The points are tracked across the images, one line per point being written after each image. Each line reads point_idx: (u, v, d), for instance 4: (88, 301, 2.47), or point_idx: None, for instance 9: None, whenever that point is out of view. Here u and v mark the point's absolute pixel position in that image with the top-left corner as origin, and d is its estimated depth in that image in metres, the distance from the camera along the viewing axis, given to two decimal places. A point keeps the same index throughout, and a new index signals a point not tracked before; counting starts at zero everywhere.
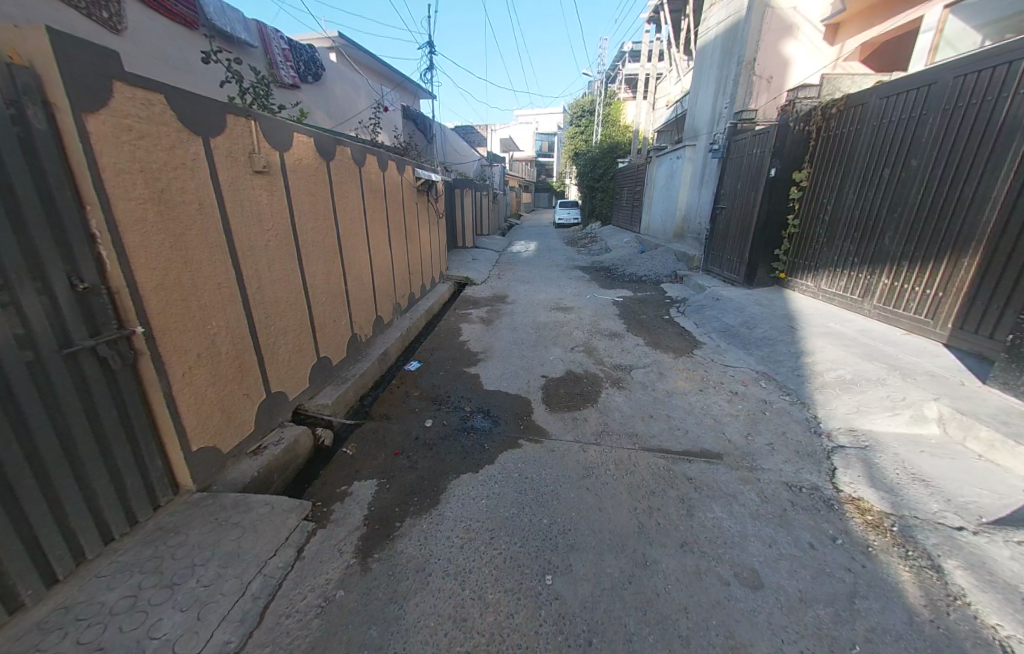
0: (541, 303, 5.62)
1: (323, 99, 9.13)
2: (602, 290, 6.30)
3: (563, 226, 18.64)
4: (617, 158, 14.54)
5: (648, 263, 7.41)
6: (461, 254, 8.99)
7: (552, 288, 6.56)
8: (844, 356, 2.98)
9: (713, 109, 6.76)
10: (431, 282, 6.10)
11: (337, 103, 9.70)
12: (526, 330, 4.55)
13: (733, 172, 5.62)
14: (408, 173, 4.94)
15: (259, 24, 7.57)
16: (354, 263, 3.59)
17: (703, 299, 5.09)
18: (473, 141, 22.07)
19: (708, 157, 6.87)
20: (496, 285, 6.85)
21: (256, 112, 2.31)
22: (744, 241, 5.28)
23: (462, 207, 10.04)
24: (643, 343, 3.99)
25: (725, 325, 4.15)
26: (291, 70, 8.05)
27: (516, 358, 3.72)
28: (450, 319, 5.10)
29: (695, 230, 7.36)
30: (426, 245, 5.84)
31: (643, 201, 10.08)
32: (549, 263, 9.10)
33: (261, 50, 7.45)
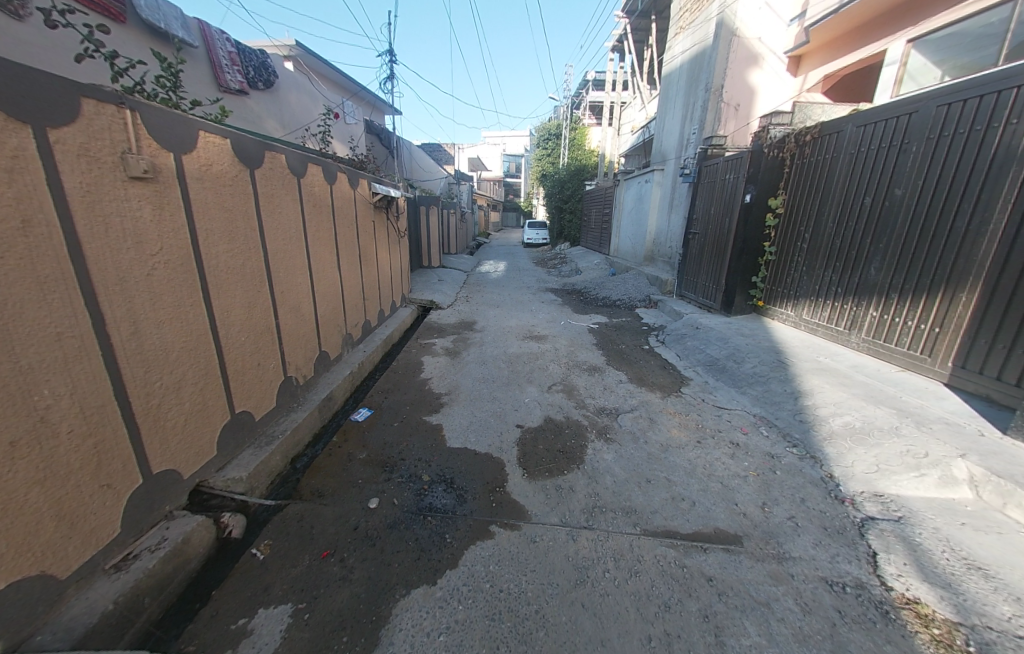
0: (512, 331, 5.17)
1: (275, 107, 8.45)
2: (575, 315, 5.98)
3: (532, 246, 18.57)
4: (584, 180, 14.70)
5: (621, 287, 7.21)
6: (426, 275, 8.44)
7: (523, 312, 6.15)
8: (847, 399, 2.73)
9: (681, 133, 6.79)
10: (390, 307, 5.51)
11: (291, 113, 9.04)
12: (495, 363, 4.06)
13: (705, 197, 5.54)
14: (362, 187, 4.41)
15: (201, 23, 6.89)
16: (289, 290, 2.98)
17: (681, 327, 4.85)
18: (441, 159, 21.88)
19: (676, 181, 6.85)
20: (463, 310, 6.36)
21: (136, 99, 1.73)
22: (719, 267, 5.14)
23: (427, 225, 9.56)
24: (626, 379, 3.62)
25: (710, 357, 3.88)
26: (238, 74, 7.36)
27: (485, 400, 3.21)
28: (410, 350, 4.52)
29: (665, 253, 7.27)
30: (384, 266, 5.27)
31: (612, 223, 10.05)
32: (519, 284, 8.74)
33: (202, 51, 6.74)
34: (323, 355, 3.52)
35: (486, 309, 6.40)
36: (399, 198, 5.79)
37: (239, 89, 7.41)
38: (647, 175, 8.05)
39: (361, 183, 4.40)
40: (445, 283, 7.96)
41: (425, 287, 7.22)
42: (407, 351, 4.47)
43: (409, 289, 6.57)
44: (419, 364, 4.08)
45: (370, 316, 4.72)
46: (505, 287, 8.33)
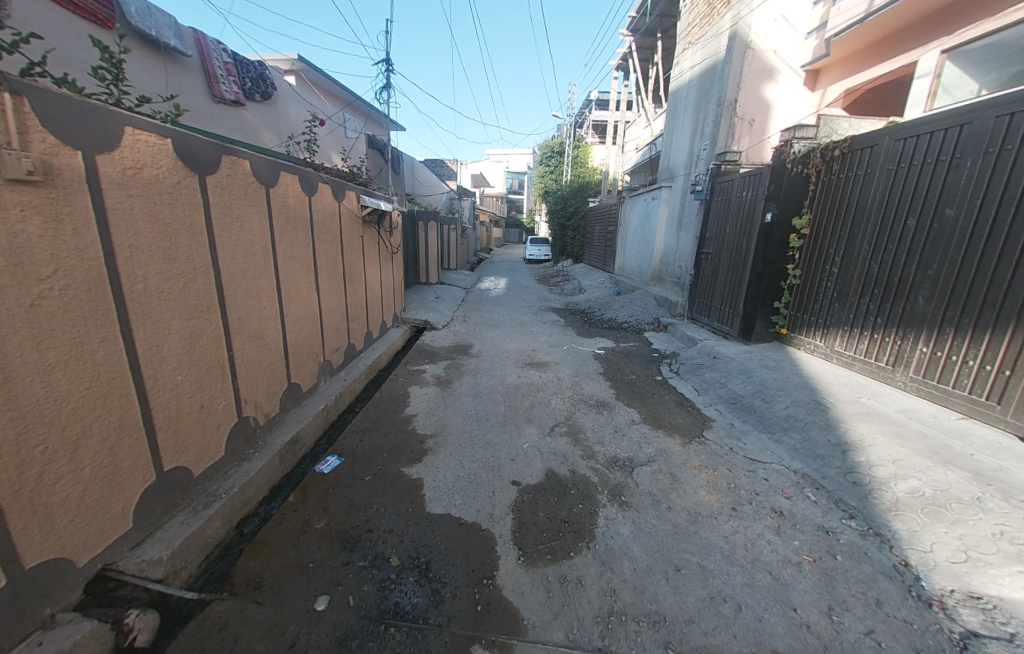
0: (511, 356, 4.73)
1: (273, 119, 8.19)
2: (579, 339, 5.56)
3: (534, 262, 18.30)
4: (587, 197, 14.50)
5: (627, 307, 6.80)
6: (422, 292, 8.07)
7: (523, 335, 5.73)
8: (907, 457, 2.28)
9: (690, 149, 6.52)
10: (380, 328, 5.10)
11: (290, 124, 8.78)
12: (491, 396, 3.61)
13: (719, 216, 5.19)
14: (349, 200, 4.06)
15: (197, 33, 6.67)
16: (247, 316, 2.56)
17: (696, 356, 4.41)
18: (444, 175, 21.90)
19: (686, 197, 6.53)
20: (459, 330, 5.94)
21: (33, 82, 1.36)
22: (736, 290, 4.75)
23: (426, 240, 9.24)
24: (638, 418, 3.17)
25: (733, 394, 3.43)
26: (234, 85, 7.11)
27: (476, 444, 2.75)
28: (396, 378, 4.08)
29: (674, 272, 6.90)
30: (374, 284, 4.88)
31: (617, 241, 9.73)
32: (519, 303, 8.34)
33: (197, 60, 6.48)
34: (292, 387, 3.08)
35: (483, 330, 5.98)
36: (393, 212, 5.45)
37: (234, 100, 7.15)
38: (654, 193, 7.75)
39: (349, 195, 4.05)
40: (441, 301, 7.58)
41: (420, 306, 6.82)
42: (392, 379, 4.03)
43: (402, 307, 6.17)
44: (404, 395, 3.63)
45: (354, 339, 4.30)
46: (505, 306, 7.94)
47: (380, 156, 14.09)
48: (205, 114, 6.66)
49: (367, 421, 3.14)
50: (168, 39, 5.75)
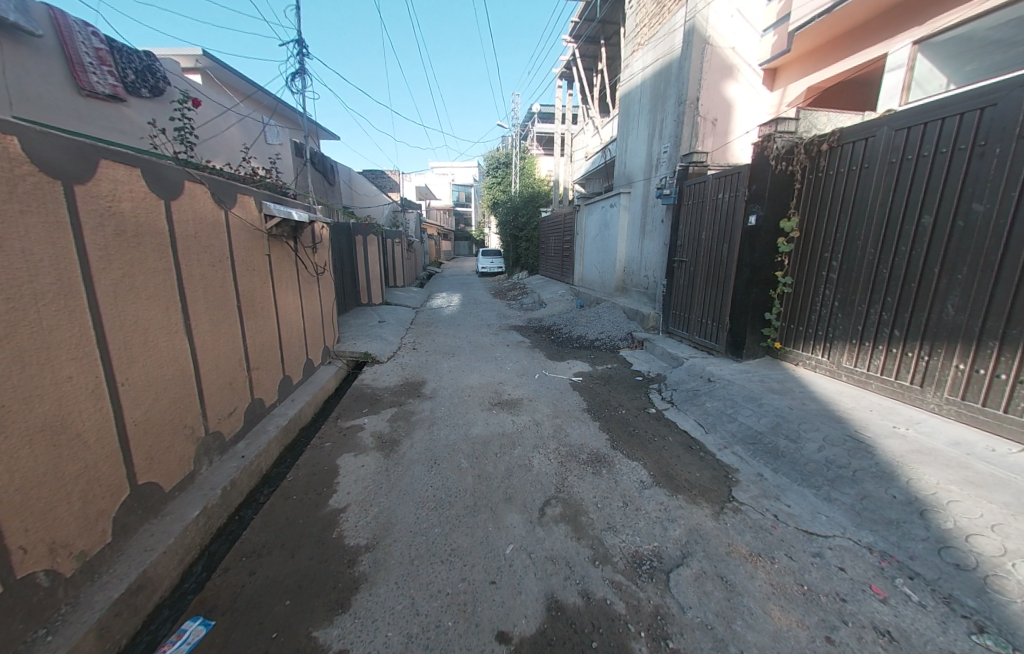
0: (474, 394, 3.85)
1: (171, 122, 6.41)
2: (551, 363, 4.83)
3: (487, 275, 17.57)
4: (539, 207, 14.11)
5: (596, 321, 6.22)
6: (364, 316, 6.95)
7: (485, 362, 4.88)
8: (1010, 521, 1.75)
9: (649, 152, 6.18)
10: (302, 370, 3.99)
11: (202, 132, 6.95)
12: (452, 457, 2.70)
13: (692, 219, 4.78)
14: (243, 208, 3.00)
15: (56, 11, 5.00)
16: (27, 400, 1.45)
17: (688, 378, 3.85)
18: (386, 186, 20.64)
19: (648, 203, 6.16)
20: (407, 362, 4.95)
21: None
22: (719, 300, 4.31)
23: (364, 255, 8.08)
24: (648, 477, 2.45)
25: (748, 430, 2.85)
26: (110, 77, 5.47)
27: (436, 554, 1.85)
28: (319, 440, 3.02)
29: (641, 282, 6.46)
30: (291, 315, 3.78)
31: (574, 250, 9.25)
32: (476, 322, 7.49)
33: (56, 44, 4.85)
34: (143, 494, 1.97)
35: (438, 359, 5.05)
36: (316, 224, 4.41)
37: (110, 95, 5.52)
38: (611, 199, 7.36)
39: (243, 201, 3.00)
40: (385, 325, 6.52)
41: (358, 334, 5.71)
42: (315, 443, 2.97)
43: (336, 338, 5.07)
44: (330, 470, 2.61)
45: (262, 394, 3.18)
46: (462, 327, 7.03)
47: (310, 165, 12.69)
48: (68, 113, 5.01)
49: (267, 525, 2.10)
50: (6, 14, 4.25)
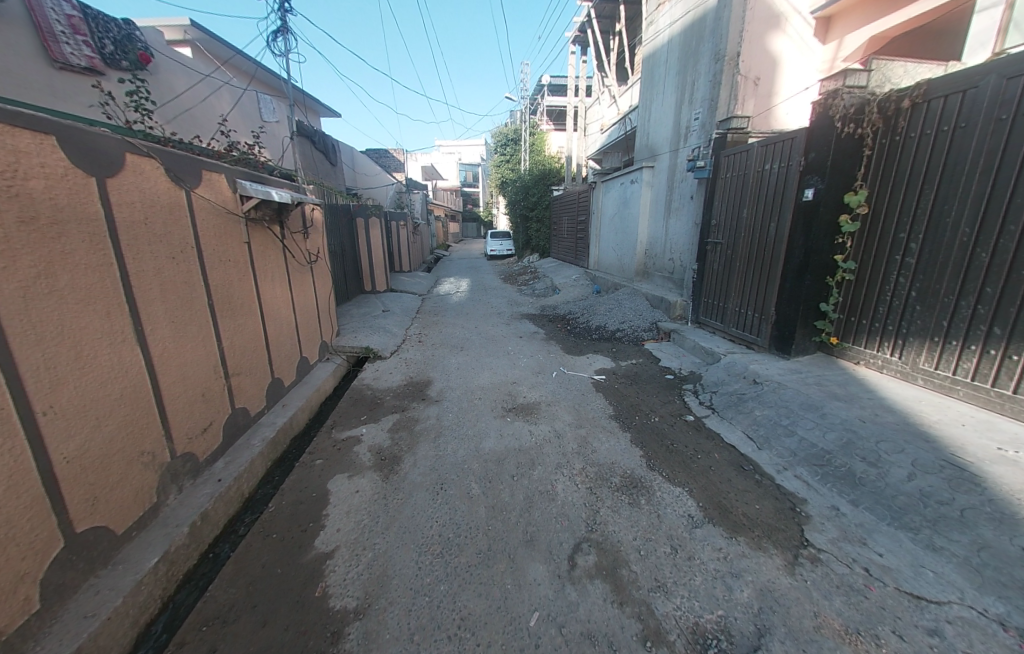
0: (485, 397, 3.44)
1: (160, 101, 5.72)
2: (569, 358, 4.38)
3: (495, 258, 17.00)
4: (550, 186, 13.36)
5: (616, 309, 5.71)
6: (367, 305, 6.54)
7: (496, 358, 4.45)
8: None
9: (677, 120, 5.50)
10: (295, 370, 3.61)
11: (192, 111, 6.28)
12: (460, 481, 2.30)
13: (730, 194, 4.19)
14: (207, 188, 2.54)
15: None
16: None
17: (728, 378, 3.38)
18: (390, 166, 19.90)
19: (675, 178, 5.53)
20: (412, 357, 4.55)
21: None
22: (763, 288, 3.78)
23: (366, 239, 7.61)
24: (697, 511, 2.03)
25: (813, 449, 2.39)
26: (86, 48, 4.74)
27: (441, 626, 1.46)
28: (310, 455, 2.65)
29: (666, 266, 5.91)
30: (279, 310, 3.38)
31: (590, 231, 8.63)
32: (486, 310, 7.04)
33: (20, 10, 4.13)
34: (81, 545, 1.60)
35: (444, 354, 4.63)
36: (306, 206, 3.95)
37: (87, 68, 4.85)
38: (632, 175, 6.71)
39: (206, 180, 2.53)
40: (390, 314, 6.11)
41: (360, 325, 5.31)
42: (303, 459, 2.60)
43: (334, 332, 4.68)
44: (319, 496, 2.23)
45: (244, 404, 2.81)
46: (471, 316, 6.60)
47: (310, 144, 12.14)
48: (42, 89, 4.38)
49: (237, 576, 1.74)
50: None
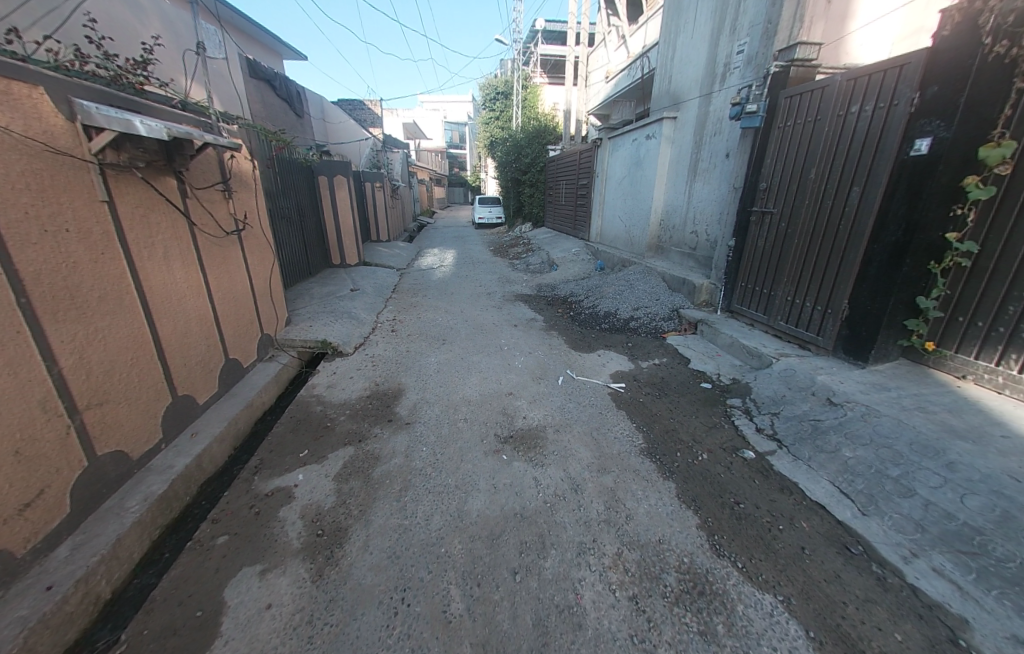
0: (472, 416, 2.59)
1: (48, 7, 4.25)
2: (576, 356, 3.54)
3: (484, 227, 15.81)
4: (546, 145, 11.99)
5: (627, 290, 4.84)
6: (332, 283, 5.52)
7: (485, 355, 3.57)
8: None
9: (713, 55, 4.39)
10: (216, 379, 2.69)
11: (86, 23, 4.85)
12: (432, 583, 1.48)
13: (788, 149, 3.24)
14: (9, 109, 1.47)
15: None
16: None
17: (788, 393, 2.59)
18: (366, 120, 17.89)
19: (707, 129, 4.50)
20: (381, 354, 3.65)
21: None
22: (829, 273, 2.93)
23: (330, 203, 6.45)
24: (813, 651, 1.26)
25: (951, 523, 1.64)
26: None
27: None
28: (212, 523, 1.80)
29: (686, 240, 5.00)
30: (184, 302, 2.40)
31: (592, 197, 7.58)
32: (474, 289, 6.07)
33: None
34: None
35: (421, 349, 3.73)
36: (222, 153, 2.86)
37: None
38: (648, 128, 5.62)
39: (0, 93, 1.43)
40: (358, 295, 5.13)
41: (319, 310, 4.34)
42: (199, 533, 1.75)
43: (283, 321, 3.73)
44: (206, 615, 1.40)
45: (115, 445, 1.90)
46: (455, 296, 5.66)
47: (268, 90, 10.49)
48: None
49: None
50: None
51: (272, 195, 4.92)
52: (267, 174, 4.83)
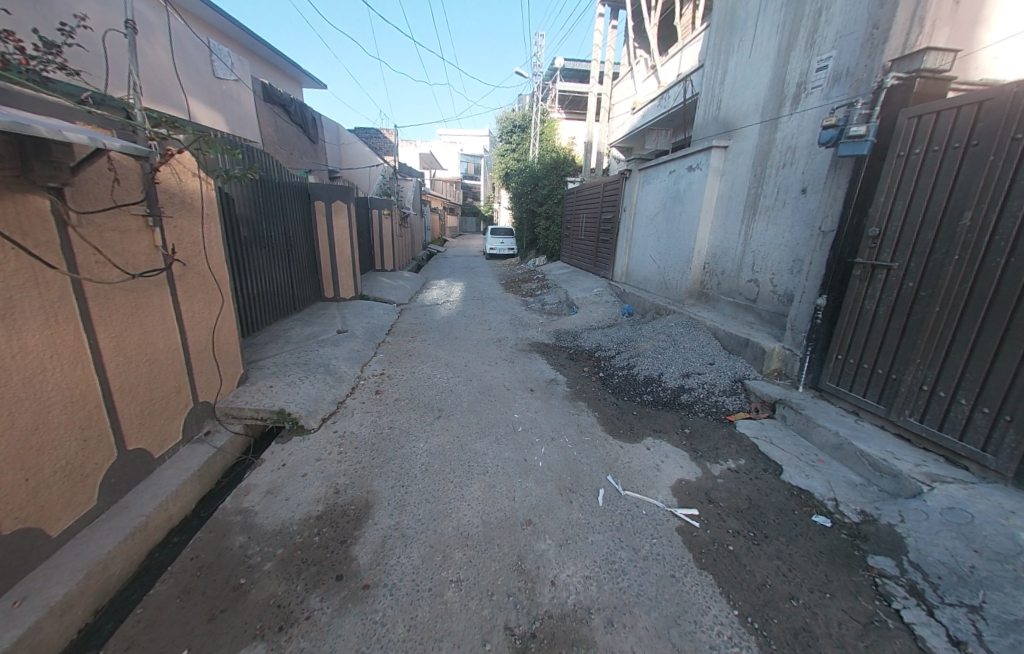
0: (467, 573, 1.62)
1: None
2: (616, 447, 2.59)
3: (495, 257, 15.24)
4: (564, 176, 11.51)
5: (671, 347, 3.93)
6: (316, 324, 4.69)
7: (492, 439, 2.64)
8: None
9: (782, 77, 3.71)
10: (91, 490, 1.80)
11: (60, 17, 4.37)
12: None
13: (915, 185, 2.41)
14: None
15: None
16: None
17: (980, 563, 1.59)
18: (380, 148, 17.94)
19: (773, 162, 3.74)
20: (355, 431, 2.73)
21: None
22: (994, 364, 2.01)
23: (326, 231, 5.78)
24: None
25: None
26: None
27: None
28: None
29: (742, 290, 4.13)
30: (34, 383, 1.56)
31: (618, 233, 6.83)
32: (482, 333, 5.20)
33: None
34: None
35: (408, 426, 2.80)
36: (150, 168, 2.11)
37: None
38: (690, 159, 4.90)
39: None
40: (343, 340, 4.29)
41: (289, 363, 3.50)
42: None
43: (236, 380, 2.91)
44: None
45: None
46: (459, 342, 4.78)
47: (283, 115, 10.28)
48: None
49: None
50: None
51: (254, 221, 4.24)
52: (249, 198, 4.16)
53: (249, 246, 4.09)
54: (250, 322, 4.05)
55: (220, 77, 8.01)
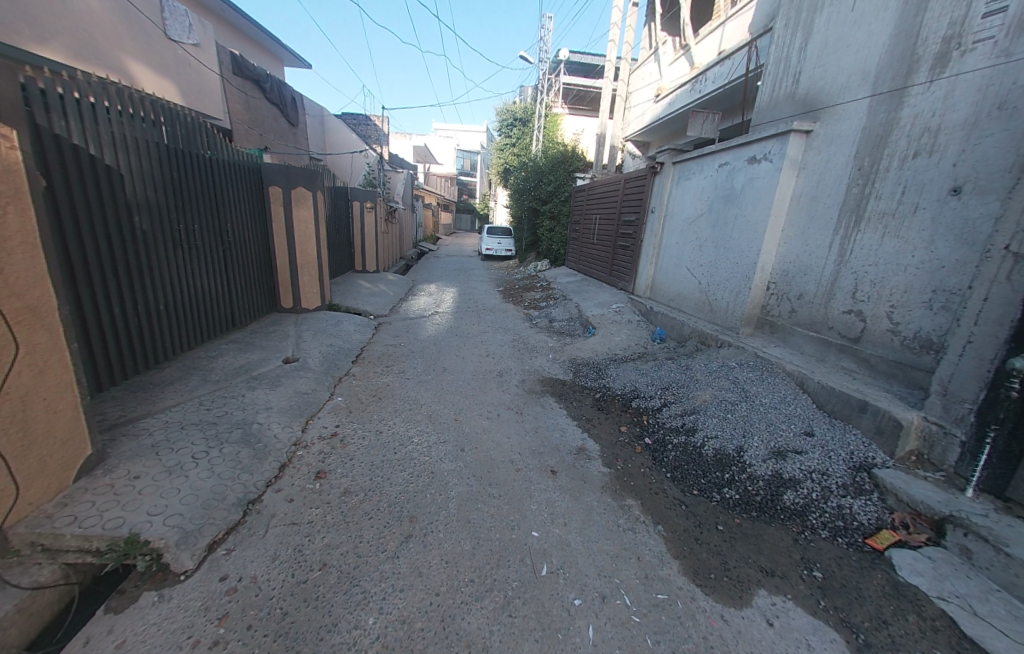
0: None
1: None
2: (718, 624, 1.46)
3: (491, 258, 14.10)
4: (572, 172, 10.37)
5: (743, 403, 2.83)
6: (259, 350, 3.51)
7: (499, 601, 1.49)
8: None
9: (916, 33, 2.69)
10: None
11: None
12: None
13: None
14: None
15: None
16: None
17: None
18: (370, 137, 16.64)
19: (902, 151, 2.72)
20: (259, 577, 1.55)
21: None
22: None
23: (284, 225, 4.58)
24: None
25: None
26: None
27: None
28: None
29: (839, 322, 3.10)
30: None
31: (643, 238, 5.73)
32: (479, 361, 4.06)
33: None
34: None
35: (352, 564, 1.62)
36: None
37: None
38: (753, 148, 3.84)
39: None
40: (286, 376, 3.10)
41: (186, 425, 2.30)
42: None
43: (69, 479, 1.74)
44: None
45: None
46: (449, 376, 3.62)
47: (256, 91, 8.98)
48: None
49: None
50: None
51: (164, 209, 3.02)
52: (155, 175, 2.94)
53: (151, 243, 2.87)
54: (148, 351, 2.83)
55: (177, 40, 6.72)
